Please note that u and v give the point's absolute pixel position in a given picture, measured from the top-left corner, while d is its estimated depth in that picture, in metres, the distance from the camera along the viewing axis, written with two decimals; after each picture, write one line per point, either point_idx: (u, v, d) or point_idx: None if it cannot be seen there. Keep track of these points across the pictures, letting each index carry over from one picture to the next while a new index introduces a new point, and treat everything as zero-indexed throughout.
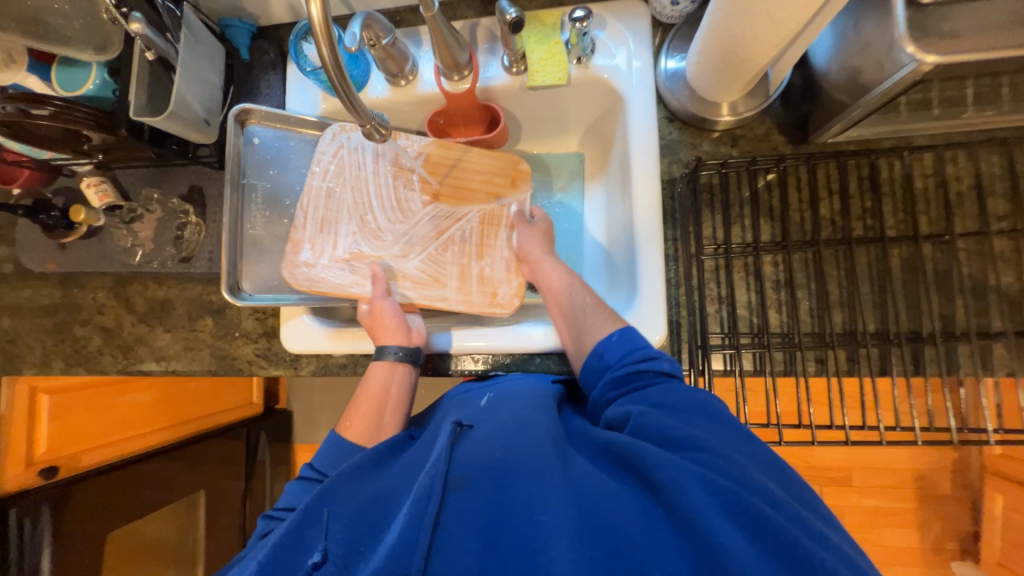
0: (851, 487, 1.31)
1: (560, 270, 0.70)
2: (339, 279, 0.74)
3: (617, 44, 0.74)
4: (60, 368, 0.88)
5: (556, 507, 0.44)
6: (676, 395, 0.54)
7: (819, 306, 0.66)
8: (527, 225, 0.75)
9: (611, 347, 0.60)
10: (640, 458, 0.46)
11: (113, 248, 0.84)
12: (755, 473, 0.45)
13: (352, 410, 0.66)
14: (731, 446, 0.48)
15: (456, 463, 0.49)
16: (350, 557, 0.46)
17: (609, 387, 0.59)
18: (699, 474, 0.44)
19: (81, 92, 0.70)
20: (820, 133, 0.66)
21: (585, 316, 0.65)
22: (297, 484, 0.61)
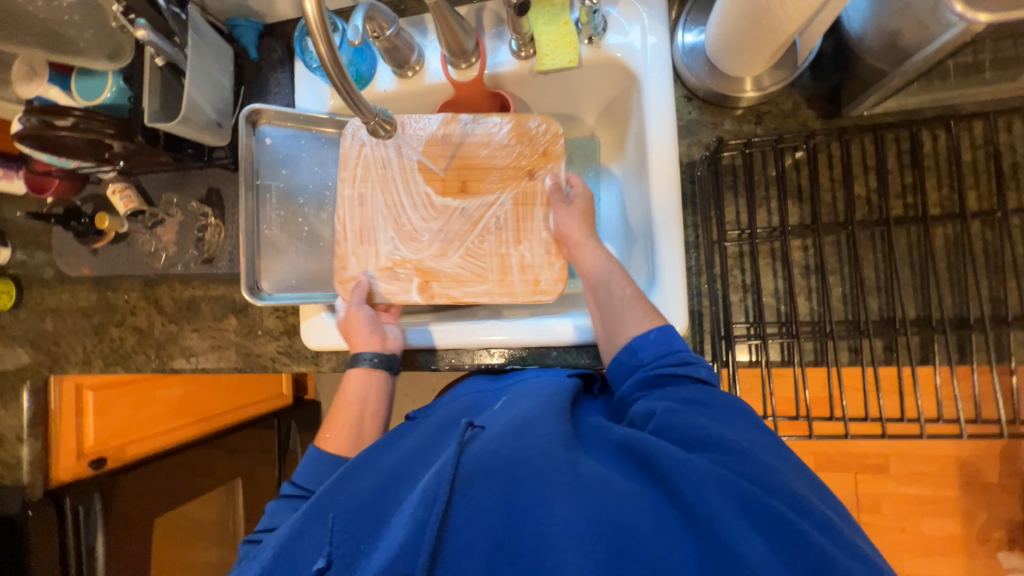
0: (888, 475, 1.26)
1: (601, 256, 0.66)
2: (387, 288, 0.72)
3: (631, 20, 0.70)
4: (100, 367, 0.93)
5: (567, 508, 0.43)
6: (702, 396, 0.52)
7: (853, 292, 0.62)
8: (563, 204, 0.70)
9: (647, 345, 0.58)
10: (660, 460, 0.45)
11: (140, 252, 0.87)
12: (782, 477, 0.45)
13: (330, 422, 0.67)
14: (759, 445, 0.48)
15: (465, 461, 0.48)
16: (354, 558, 0.46)
17: (638, 387, 0.57)
18: (718, 476, 0.43)
19: (101, 101, 0.72)
20: (854, 105, 0.61)
21: (624, 309, 0.62)
22: (280, 502, 0.61)
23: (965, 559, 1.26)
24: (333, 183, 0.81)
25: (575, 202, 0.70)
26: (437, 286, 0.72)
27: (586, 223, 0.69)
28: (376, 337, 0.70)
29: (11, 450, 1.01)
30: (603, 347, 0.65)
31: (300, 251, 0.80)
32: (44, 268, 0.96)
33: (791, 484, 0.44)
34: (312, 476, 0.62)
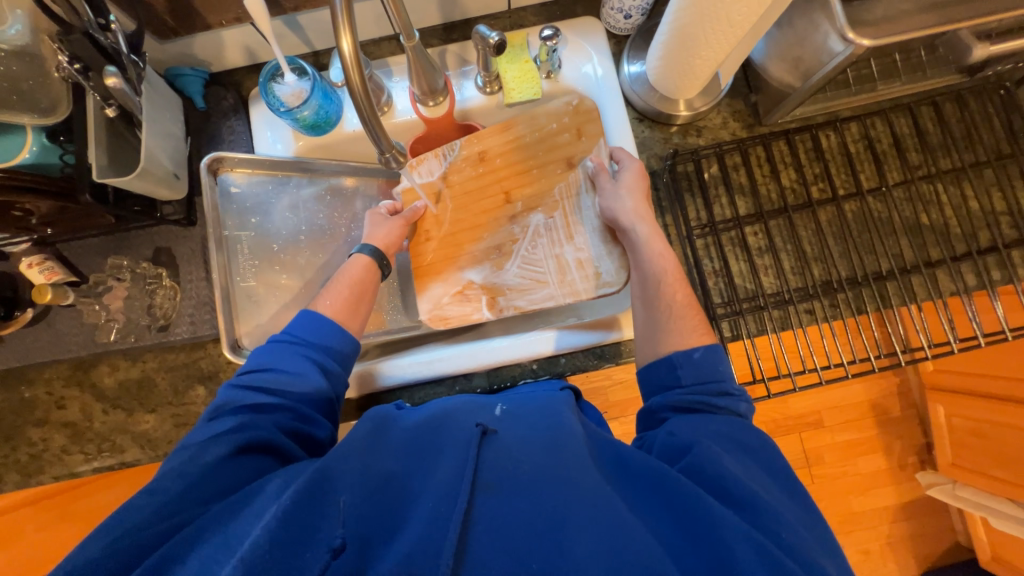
0: (824, 428, 1.45)
1: (662, 245, 0.65)
2: (462, 311, 0.74)
3: (582, 58, 0.79)
4: (16, 482, 0.75)
5: (590, 533, 0.43)
6: (735, 437, 0.51)
7: (800, 263, 0.75)
8: (611, 183, 0.69)
9: (689, 364, 0.56)
10: (692, 496, 0.45)
11: (72, 331, 0.74)
12: (817, 555, 0.42)
13: (332, 289, 0.66)
14: (789, 510, 0.46)
15: (489, 466, 0.50)
16: (370, 544, 0.44)
17: (671, 409, 0.56)
18: (753, 540, 0.41)
19: (16, 162, 0.61)
20: (769, 116, 0.76)
21: (671, 315, 0.61)
22: (272, 345, 0.59)
23: (895, 487, 1.47)
24: (307, 227, 0.79)
25: (623, 176, 0.69)
26: (504, 300, 0.73)
27: (637, 203, 0.67)
28: (384, 236, 0.72)
29: None
30: (640, 349, 0.63)
31: (276, 298, 0.75)
32: None
33: (819, 558, 0.42)
34: (304, 326, 0.61)
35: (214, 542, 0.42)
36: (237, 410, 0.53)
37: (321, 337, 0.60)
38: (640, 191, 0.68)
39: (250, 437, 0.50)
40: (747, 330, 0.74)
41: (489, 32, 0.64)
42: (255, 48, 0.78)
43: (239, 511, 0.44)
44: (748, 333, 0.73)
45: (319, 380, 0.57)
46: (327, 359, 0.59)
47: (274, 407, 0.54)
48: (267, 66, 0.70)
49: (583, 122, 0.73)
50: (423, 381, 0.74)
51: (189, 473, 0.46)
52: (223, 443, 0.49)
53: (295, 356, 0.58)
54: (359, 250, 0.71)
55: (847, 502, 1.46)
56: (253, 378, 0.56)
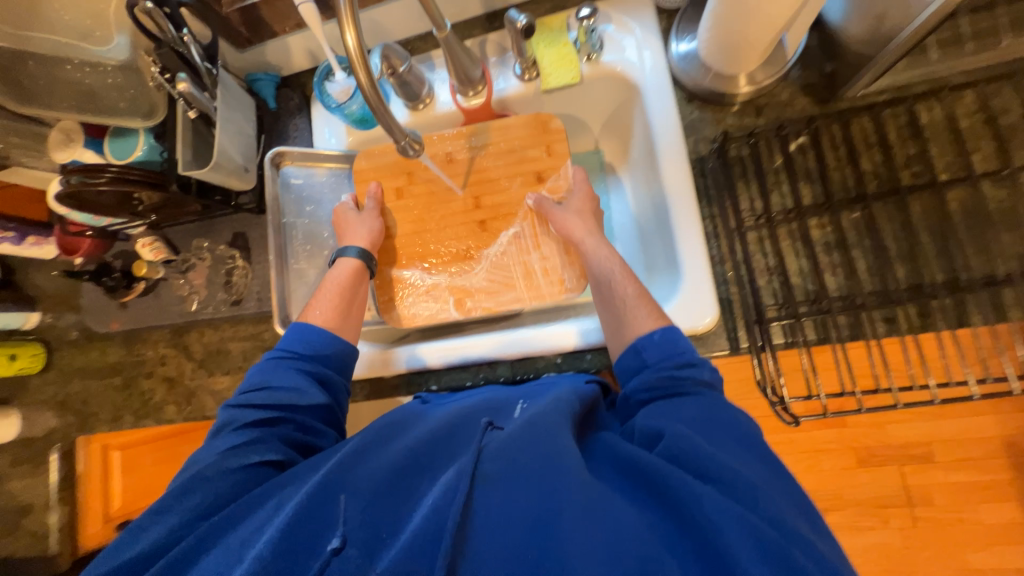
0: (935, 465, 1.20)
1: (607, 252, 0.67)
2: (428, 311, 0.76)
3: (624, 36, 0.75)
4: (131, 422, 0.92)
5: (582, 527, 0.40)
6: (710, 412, 0.48)
7: (878, 263, 0.64)
8: (558, 207, 0.71)
9: (652, 346, 0.55)
10: (673, 477, 0.42)
11: (171, 300, 0.89)
12: (794, 519, 0.40)
13: (318, 297, 0.68)
14: (774, 485, 0.43)
15: (485, 459, 0.47)
16: (372, 543, 0.43)
17: (643, 387, 0.53)
18: (735, 513, 0.38)
19: (132, 159, 0.74)
20: (849, 86, 0.65)
21: (626, 309, 0.60)
22: (268, 363, 0.61)
23: None
24: None
25: (573, 199, 0.72)
26: (472, 301, 0.75)
27: (586, 220, 0.70)
28: (366, 236, 0.74)
29: (38, 519, 1.04)
30: (611, 342, 0.62)
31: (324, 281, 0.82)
32: (70, 329, 0.97)
33: (810, 536, 0.39)
34: (299, 338, 0.63)
35: (214, 554, 0.45)
36: (244, 427, 0.56)
37: (312, 347, 0.62)
38: (589, 211, 0.71)
39: (253, 454, 0.53)
40: (806, 338, 0.63)
41: (517, 16, 0.64)
42: (316, 51, 0.85)
43: (241, 519, 0.48)
44: (805, 341, 0.62)
45: (310, 390, 0.59)
46: (321, 371, 0.62)
47: (277, 420, 0.57)
48: (321, 67, 0.76)
49: (553, 140, 0.75)
50: (449, 366, 0.75)
51: (192, 491, 0.50)
52: (231, 459, 0.53)
53: (286, 370, 0.60)
54: (343, 254, 0.72)
55: (960, 558, 1.21)
56: (252, 396, 0.58)
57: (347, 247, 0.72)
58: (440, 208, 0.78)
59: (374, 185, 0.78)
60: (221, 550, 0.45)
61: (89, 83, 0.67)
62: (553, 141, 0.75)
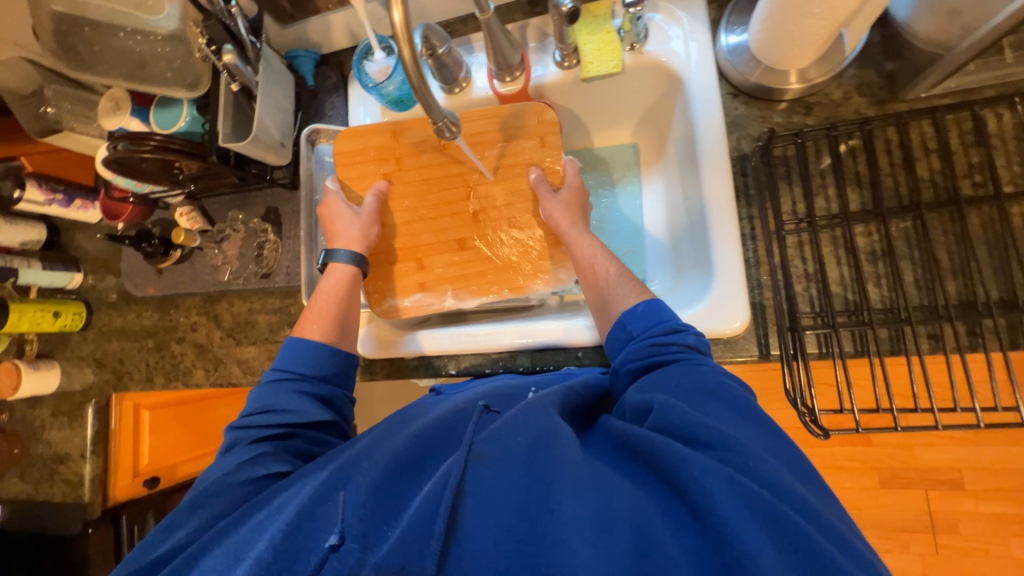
0: (964, 492, 1.15)
1: (588, 240, 0.68)
2: (419, 301, 0.77)
3: (671, 25, 0.72)
4: (162, 383, 0.95)
5: (574, 501, 0.42)
6: (695, 380, 0.49)
7: (927, 276, 0.61)
8: (550, 192, 0.72)
9: (634, 318, 0.57)
10: (662, 446, 0.43)
11: (204, 269, 0.91)
12: (783, 474, 0.41)
13: (306, 315, 0.67)
14: (763, 445, 0.44)
15: (479, 438, 0.47)
16: (373, 536, 0.44)
17: (630, 358, 0.55)
18: (723, 473, 0.40)
19: (175, 130, 0.76)
20: (911, 87, 0.62)
21: (609, 288, 0.63)
22: (268, 385, 0.61)
23: None
24: None
25: (563, 192, 0.72)
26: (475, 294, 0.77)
27: (570, 212, 0.71)
28: (359, 238, 0.72)
29: (74, 468, 1.03)
30: (598, 324, 0.64)
31: None
32: (111, 291, 1.01)
33: (798, 487, 0.41)
34: (293, 356, 0.62)
35: (214, 555, 0.46)
36: (252, 443, 0.56)
37: (313, 367, 0.61)
38: (578, 205, 0.72)
39: (260, 467, 0.54)
40: (842, 349, 0.61)
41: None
42: (356, 29, 0.85)
43: (242, 522, 0.49)
44: (841, 353, 0.60)
45: (313, 409, 0.58)
46: (325, 391, 0.61)
47: (284, 436, 0.57)
48: (362, 46, 0.76)
49: (547, 131, 0.74)
50: (468, 351, 0.74)
51: (201, 505, 0.52)
52: (239, 473, 0.54)
53: (288, 392, 0.59)
54: (333, 263, 0.70)
55: None
56: (257, 418, 0.58)
57: (338, 250, 0.71)
58: (432, 198, 0.77)
59: (381, 185, 0.76)
60: (221, 550, 0.46)
61: (139, 51, 0.69)
62: (547, 133, 0.74)
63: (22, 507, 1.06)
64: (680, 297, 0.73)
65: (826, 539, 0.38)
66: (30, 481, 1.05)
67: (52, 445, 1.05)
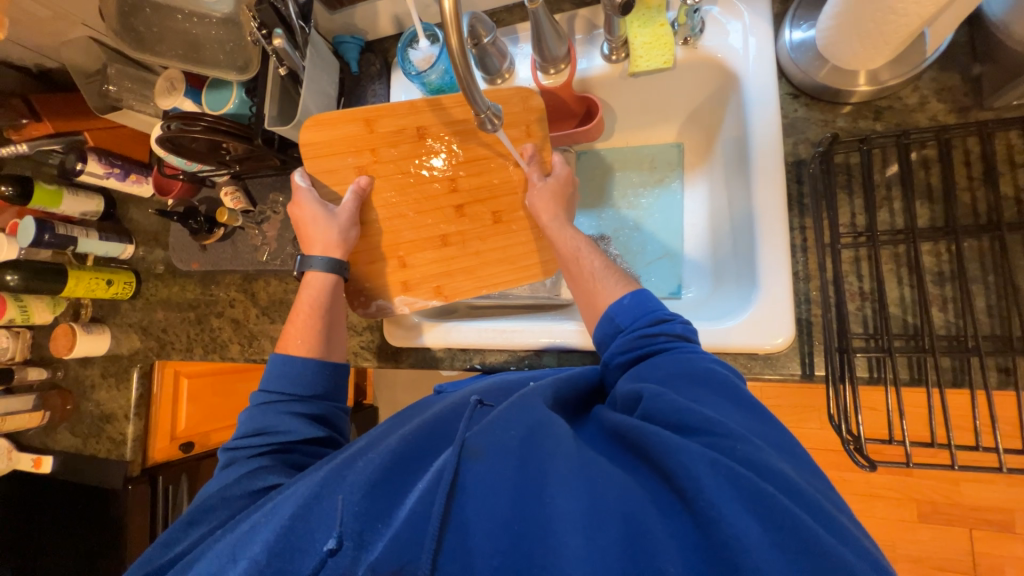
0: (1015, 535, 1.06)
1: (571, 233, 0.66)
2: (410, 300, 0.75)
3: (730, 19, 0.68)
4: (201, 355, 1.00)
5: (564, 493, 0.41)
6: (685, 369, 0.48)
7: (1002, 303, 0.56)
8: (539, 178, 0.69)
9: (622, 311, 0.55)
10: (648, 433, 0.42)
11: (245, 247, 0.94)
12: (771, 457, 0.40)
13: (287, 328, 0.66)
14: (752, 430, 0.43)
15: (471, 434, 0.47)
16: (368, 534, 0.43)
17: (619, 352, 0.53)
18: (709, 458, 0.39)
19: (223, 111, 0.78)
20: (1000, 94, 0.56)
21: (594, 281, 0.61)
22: (257, 407, 0.61)
23: None
24: None
25: (551, 179, 0.69)
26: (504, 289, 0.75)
27: (551, 203, 0.68)
28: (336, 243, 0.68)
29: (117, 427, 1.10)
30: (586, 317, 0.61)
31: None
32: (158, 263, 1.06)
33: (786, 468, 0.39)
34: (278, 378, 0.62)
35: (208, 558, 0.47)
36: (254, 457, 0.58)
37: (301, 388, 0.61)
38: (562, 197, 0.69)
39: (258, 480, 0.56)
40: (896, 376, 0.56)
41: None
42: (403, 16, 0.85)
43: (240, 522, 0.50)
44: (895, 380, 0.56)
45: (306, 428, 0.60)
46: (316, 409, 0.61)
47: (282, 450, 0.59)
48: (407, 34, 0.76)
49: (533, 119, 0.69)
50: (492, 347, 0.73)
51: (199, 519, 0.55)
52: (239, 485, 0.56)
53: (278, 415, 0.60)
54: (311, 268, 0.68)
55: None
56: (253, 440, 0.59)
57: (313, 257, 0.68)
58: (413, 191, 0.72)
59: (361, 180, 0.71)
60: (214, 553, 0.46)
61: (195, 34, 0.71)
62: (533, 122, 0.69)
63: (71, 460, 1.14)
64: (718, 307, 0.70)
65: (815, 521, 0.36)
66: (80, 436, 1.13)
67: (100, 404, 1.11)
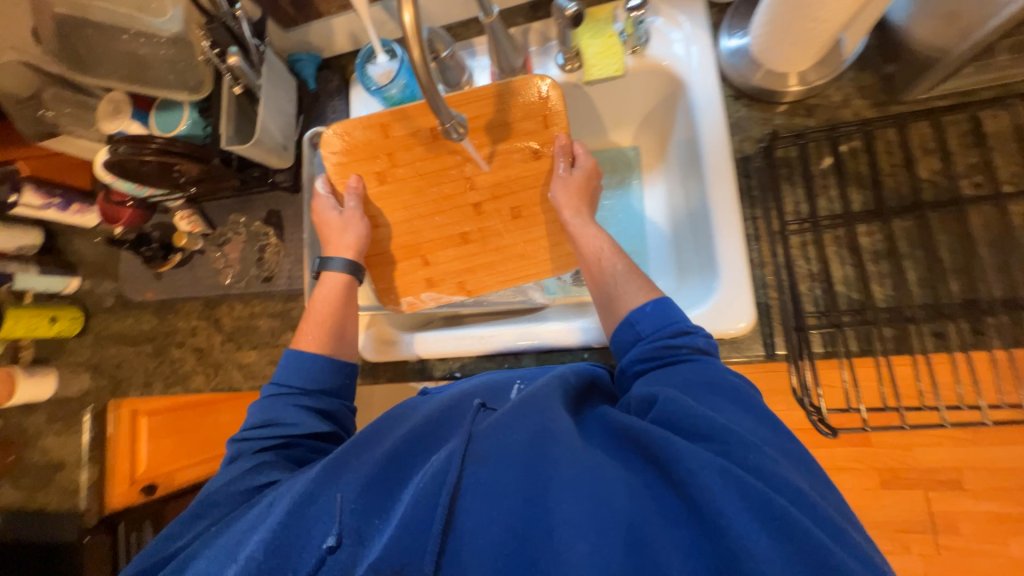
0: (963, 491, 1.15)
1: (594, 231, 0.65)
2: (434, 297, 0.75)
3: (673, 29, 0.73)
4: (160, 389, 0.94)
5: (570, 496, 0.41)
6: (703, 377, 0.49)
7: (931, 275, 0.62)
8: (563, 171, 0.68)
9: (644, 319, 0.56)
10: (660, 439, 0.42)
11: (205, 272, 0.90)
12: (785, 470, 0.40)
13: (304, 326, 0.65)
14: (765, 439, 0.43)
15: (477, 437, 0.46)
16: (366, 530, 0.43)
17: (638, 359, 0.54)
18: (719, 466, 0.39)
19: (176, 132, 0.75)
20: (910, 90, 0.63)
21: (617, 286, 0.60)
22: (265, 401, 0.60)
23: None
24: None
25: (575, 172, 0.68)
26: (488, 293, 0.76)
27: (577, 200, 0.67)
28: (351, 244, 0.69)
29: (69, 476, 1.02)
30: (604, 323, 0.62)
31: None
32: (108, 296, 1.00)
33: (799, 482, 0.40)
34: (291, 372, 0.61)
35: (204, 557, 0.46)
36: (257, 452, 0.56)
37: (307, 381, 0.60)
38: (587, 190, 0.68)
39: (260, 476, 0.53)
40: (848, 348, 0.61)
41: (566, 3, 0.66)
42: (358, 33, 0.85)
43: (235, 521, 0.49)
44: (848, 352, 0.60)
45: (315, 422, 0.58)
46: (325, 404, 0.60)
47: (287, 443, 0.56)
48: (364, 50, 0.76)
49: (550, 111, 0.69)
50: (470, 353, 0.74)
51: (202, 514, 0.52)
52: (241, 481, 0.53)
53: (286, 407, 0.59)
54: (326, 269, 0.68)
55: None
56: (259, 431, 0.57)
57: (332, 258, 0.68)
58: (429, 192, 0.72)
59: (352, 179, 0.71)
60: (213, 551, 0.46)
61: (141, 54, 0.69)
62: (550, 115, 0.69)
63: (15, 516, 1.04)
64: (684, 299, 0.73)
65: (822, 532, 0.37)
66: (25, 489, 1.03)
67: (47, 452, 1.03)
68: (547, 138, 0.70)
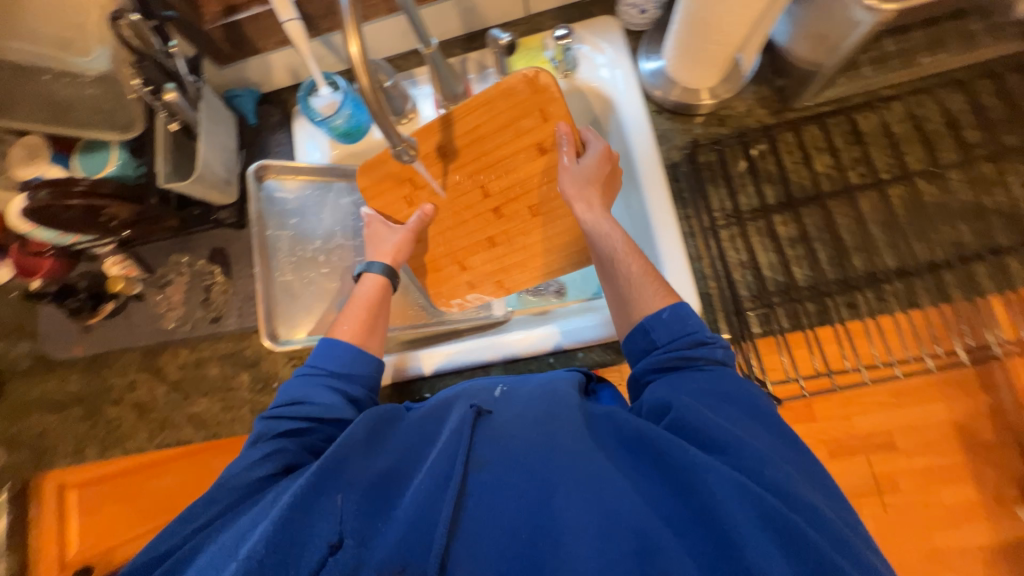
0: None
1: (610, 226, 0.61)
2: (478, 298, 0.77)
3: (598, 55, 0.80)
4: (96, 455, 0.85)
5: (576, 499, 0.43)
6: (718, 386, 0.48)
7: (838, 254, 0.71)
8: (571, 161, 0.64)
9: (660, 327, 0.53)
10: (674, 450, 0.43)
11: (144, 319, 0.85)
12: (801, 487, 0.41)
13: (345, 311, 0.64)
14: (778, 451, 0.44)
15: (481, 443, 0.48)
16: (369, 529, 0.45)
17: (652, 368, 0.52)
18: (733, 481, 0.40)
19: (104, 174, 0.72)
20: (798, 99, 0.73)
21: (631, 287, 0.56)
22: (297, 378, 0.59)
23: None
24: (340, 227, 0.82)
25: (585, 160, 0.64)
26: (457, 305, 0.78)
27: (592, 190, 0.63)
28: (392, 252, 0.70)
29: None
30: (616, 320, 0.59)
31: (312, 293, 0.78)
32: (22, 358, 0.90)
33: (814, 499, 0.40)
34: (328, 356, 0.60)
35: (209, 551, 0.46)
36: (276, 437, 0.54)
37: (342, 364, 0.59)
38: (600, 180, 0.64)
39: (280, 463, 0.52)
40: (781, 325, 0.69)
41: (500, 34, 0.71)
42: (297, 68, 0.86)
43: (229, 524, 0.48)
44: None
45: (342, 408, 0.56)
46: (354, 390, 0.58)
47: (306, 429, 0.55)
48: (305, 83, 0.77)
49: (546, 103, 0.65)
50: (438, 371, 0.74)
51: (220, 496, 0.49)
52: (257, 467, 0.51)
53: (315, 387, 0.57)
54: (366, 270, 0.68)
55: None
56: (285, 409, 0.56)
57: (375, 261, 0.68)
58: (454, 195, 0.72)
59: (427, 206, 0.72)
60: (216, 546, 0.45)
61: (64, 95, 0.66)
62: (547, 104, 0.65)
63: None
64: None
65: (832, 547, 0.38)
66: None
67: None
68: (548, 132, 0.66)
